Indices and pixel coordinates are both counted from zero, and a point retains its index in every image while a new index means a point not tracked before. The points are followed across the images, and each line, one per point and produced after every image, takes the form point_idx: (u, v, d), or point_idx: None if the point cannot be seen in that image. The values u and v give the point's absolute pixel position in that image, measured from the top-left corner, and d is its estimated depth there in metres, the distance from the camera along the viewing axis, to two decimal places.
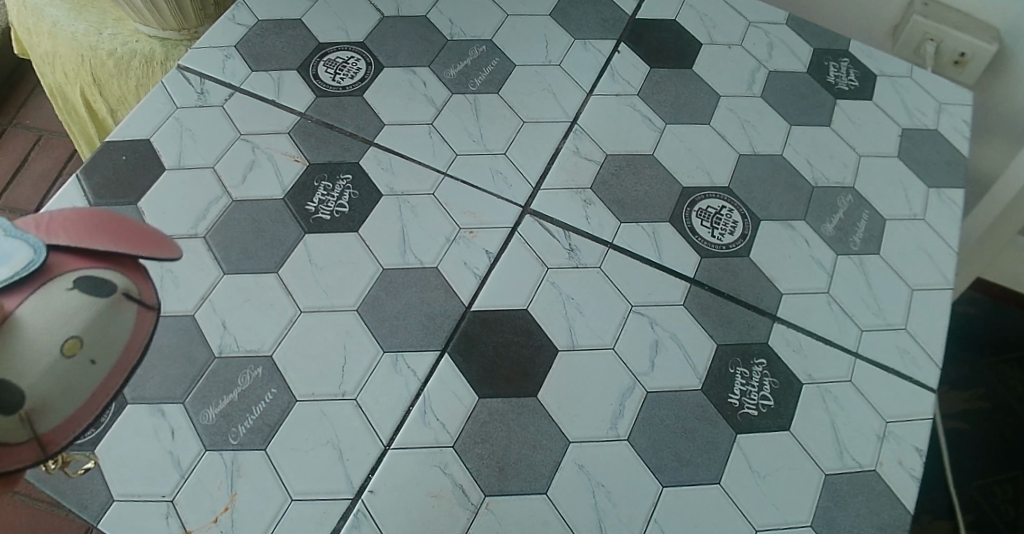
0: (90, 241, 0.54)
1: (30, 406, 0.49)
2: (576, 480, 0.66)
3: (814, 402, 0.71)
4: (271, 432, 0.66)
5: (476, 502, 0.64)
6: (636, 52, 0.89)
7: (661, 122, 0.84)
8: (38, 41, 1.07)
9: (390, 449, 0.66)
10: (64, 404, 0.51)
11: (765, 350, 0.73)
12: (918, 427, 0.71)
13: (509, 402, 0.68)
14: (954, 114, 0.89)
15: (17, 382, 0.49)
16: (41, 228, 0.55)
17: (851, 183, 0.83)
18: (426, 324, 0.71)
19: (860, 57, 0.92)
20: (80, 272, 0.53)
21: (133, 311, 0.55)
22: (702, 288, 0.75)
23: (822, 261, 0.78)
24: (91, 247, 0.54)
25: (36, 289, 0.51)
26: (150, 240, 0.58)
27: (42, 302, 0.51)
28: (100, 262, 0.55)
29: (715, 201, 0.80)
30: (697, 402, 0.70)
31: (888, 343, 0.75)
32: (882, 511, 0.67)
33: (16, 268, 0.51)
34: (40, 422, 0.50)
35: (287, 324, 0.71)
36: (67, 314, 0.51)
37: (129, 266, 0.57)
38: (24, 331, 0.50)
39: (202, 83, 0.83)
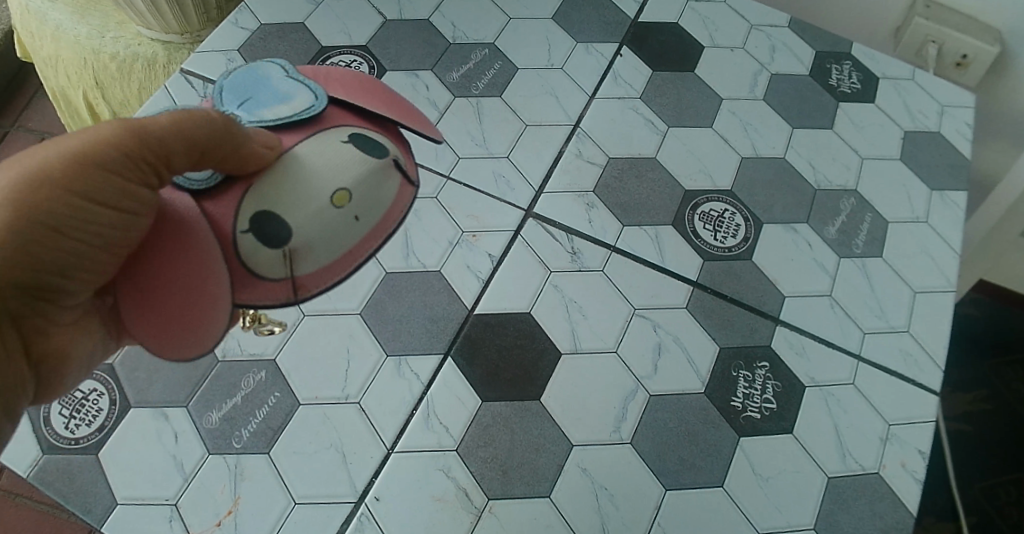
0: (359, 100, 0.55)
1: (296, 243, 0.49)
2: (580, 483, 0.66)
3: (817, 405, 0.71)
4: (274, 435, 0.66)
5: (479, 505, 0.64)
6: (638, 55, 0.89)
7: (664, 125, 0.85)
8: (40, 44, 1.07)
9: (394, 453, 0.66)
10: (324, 249, 0.50)
11: (768, 353, 0.73)
12: (921, 430, 0.71)
13: (512, 405, 0.68)
14: (957, 116, 0.89)
15: (286, 217, 0.49)
16: (322, 81, 0.55)
17: (853, 186, 0.83)
18: (429, 327, 0.71)
19: (862, 59, 0.92)
20: (351, 126, 0.53)
21: (399, 177, 0.54)
22: (705, 291, 0.75)
23: (824, 264, 0.78)
24: (361, 108, 0.54)
25: (309, 134, 0.51)
26: (411, 114, 0.58)
27: (319, 145, 0.51)
28: (367, 121, 0.55)
29: (718, 203, 0.80)
30: (700, 405, 0.70)
31: (891, 346, 0.75)
32: (885, 514, 0.67)
33: (295, 109, 0.52)
34: (302, 262, 0.50)
35: (290, 327, 0.71)
36: (343, 164, 0.50)
37: (392, 132, 0.57)
38: (305, 168, 0.50)
39: (206, 87, 0.82)
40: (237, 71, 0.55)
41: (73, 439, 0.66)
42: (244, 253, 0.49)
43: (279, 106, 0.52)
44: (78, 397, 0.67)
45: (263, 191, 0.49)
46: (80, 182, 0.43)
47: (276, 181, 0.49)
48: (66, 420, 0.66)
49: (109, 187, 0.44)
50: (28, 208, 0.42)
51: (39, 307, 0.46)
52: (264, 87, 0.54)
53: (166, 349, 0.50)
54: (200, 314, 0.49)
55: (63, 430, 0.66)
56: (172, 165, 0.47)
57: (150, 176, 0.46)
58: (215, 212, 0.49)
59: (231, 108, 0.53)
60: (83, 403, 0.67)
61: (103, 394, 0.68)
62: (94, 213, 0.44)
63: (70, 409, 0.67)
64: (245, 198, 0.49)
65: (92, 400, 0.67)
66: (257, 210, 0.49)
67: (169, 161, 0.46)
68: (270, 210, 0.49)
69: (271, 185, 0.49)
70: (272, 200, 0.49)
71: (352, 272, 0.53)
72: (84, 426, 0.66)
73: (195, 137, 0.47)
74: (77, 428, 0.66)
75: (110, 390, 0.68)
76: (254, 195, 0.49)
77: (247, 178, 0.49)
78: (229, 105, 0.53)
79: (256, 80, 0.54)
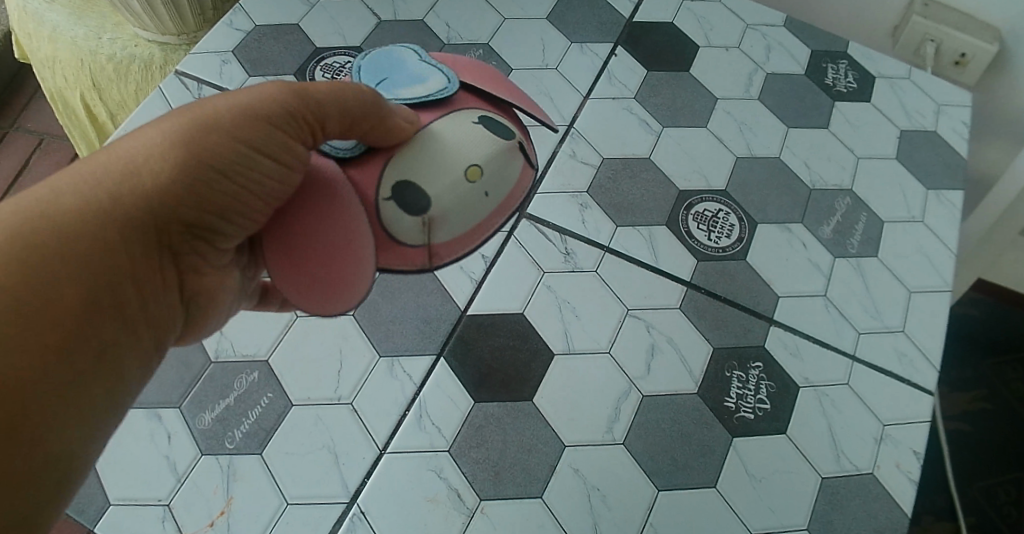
0: (486, 84, 0.54)
1: (434, 213, 0.50)
2: (572, 484, 0.66)
3: (810, 405, 0.71)
4: (267, 436, 0.66)
5: (471, 506, 0.64)
6: (633, 55, 0.89)
7: (658, 125, 0.84)
8: (38, 46, 1.07)
9: (386, 453, 0.66)
10: (458, 220, 0.51)
11: (761, 353, 0.73)
12: (916, 430, 0.71)
13: (505, 406, 0.68)
14: (953, 116, 0.89)
15: (425, 187, 0.50)
16: (452, 65, 0.55)
17: (849, 185, 0.83)
18: (422, 328, 0.72)
19: (858, 58, 0.92)
20: (480, 108, 0.53)
21: (523, 157, 0.54)
22: (699, 291, 0.75)
23: (819, 264, 0.78)
24: (490, 93, 0.54)
25: (441, 113, 0.51)
26: (531, 105, 0.56)
27: (453, 125, 0.51)
28: (493, 105, 0.54)
29: (712, 203, 0.80)
30: (693, 405, 0.70)
31: (885, 346, 0.75)
32: (879, 514, 0.67)
33: (430, 89, 0.52)
34: (439, 230, 0.51)
35: (283, 328, 0.71)
36: (474, 139, 0.51)
37: (512, 117, 0.56)
38: (442, 142, 0.50)
39: (200, 88, 0.83)
40: (375, 51, 0.56)
41: None
42: (386, 221, 0.50)
43: (415, 85, 0.52)
44: None
45: (403, 164, 0.49)
46: (247, 129, 0.46)
47: (416, 154, 0.50)
48: None
49: (272, 138, 0.46)
50: (199, 145, 0.45)
51: (199, 246, 0.48)
52: (397, 68, 0.54)
53: (312, 306, 0.50)
54: (344, 277, 0.49)
55: None
56: (325, 128, 0.48)
57: (306, 135, 0.48)
58: (358, 180, 0.49)
59: (367, 87, 0.53)
60: None
61: None
62: (259, 160, 0.46)
63: None
64: (387, 169, 0.49)
65: None
66: (398, 180, 0.49)
67: (326, 123, 0.48)
68: (409, 181, 0.49)
69: (411, 157, 0.50)
70: (411, 172, 0.49)
71: (477, 243, 0.54)
72: None
73: (348, 111, 0.47)
74: None
75: None
76: (396, 166, 0.49)
77: (390, 148, 0.49)
78: (365, 83, 0.53)
79: (392, 61, 0.54)
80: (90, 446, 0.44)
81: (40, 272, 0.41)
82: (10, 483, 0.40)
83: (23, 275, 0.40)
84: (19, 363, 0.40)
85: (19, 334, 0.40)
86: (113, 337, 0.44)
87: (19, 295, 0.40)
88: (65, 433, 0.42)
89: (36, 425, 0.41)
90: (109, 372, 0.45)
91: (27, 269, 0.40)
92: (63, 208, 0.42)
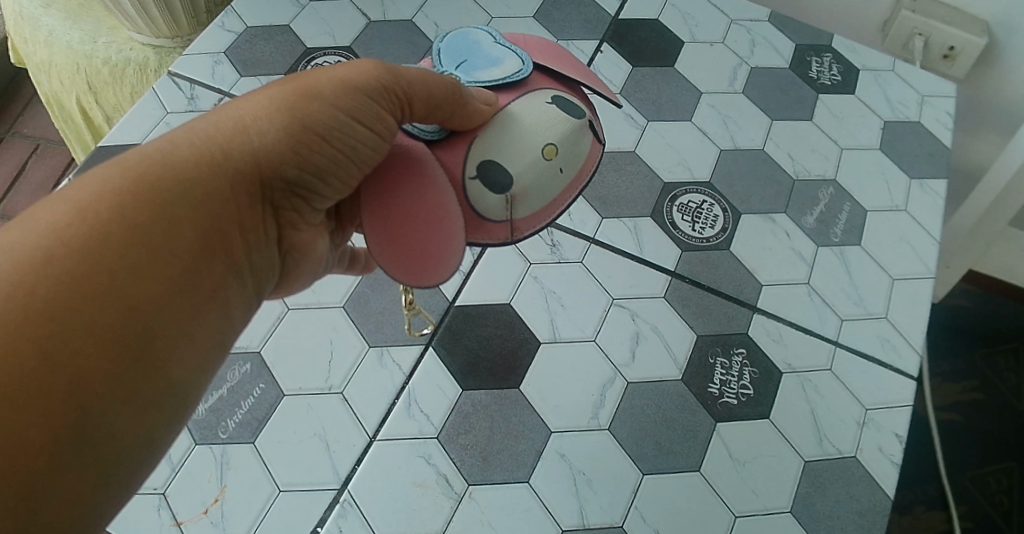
0: (555, 65, 0.58)
1: (517, 190, 0.54)
2: (558, 469, 0.67)
3: (793, 390, 0.72)
4: (259, 426, 0.68)
5: (459, 491, 0.66)
6: (619, 51, 0.91)
7: (643, 119, 0.86)
8: (34, 50, 1.09)
9: (375, 441, 0.67)
10: (537, 196, 0.55)
11: (745, 340, 0.74)
12: (898, 414, 0.72)
13: (492, 394, 0.70)
14: (937, 107, 0.90)
15: (508, 164, 0.53)
16: (522, 47, 0.59)
17: (832, 176, 0.84)
18: (411, 319, 0.73)
19: (842, 52, 0.93)
20: (552, 89, 0.57)
21: (592, 134, 0.58)
22: (683, 280, 0.77)
23: (802, 253, 0.79)
24: (558, 73, 0.58)
25: (518, 94, 0.55)
26: (590, 79, 0.60)
27: (529, 106, 0.54)
28: (563, 85, 0.58)
29: (696, 195, 0.81)
30: (678, 392, 0.71)
31: (868, 332, 0.76)
32: (862, 496, 0.68)
33: (507, 73, 0.55)
34: (521, 206, 0.54)
35: (275, 321, 0.73)
36: (550, 120, 0.54)
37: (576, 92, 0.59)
38: (520, 124, 0.54)
39: (192, 88, 0.85)
40: (450, 34, 0.59)
41: None
42: (472, 198, 0.53)
43: (493, 69, 0.56)
44: None
45: (487, 143, 0.53)
46: (345, 99, 0.48)
47: (496, 134, 0.53)
48: None
49: (366, 109, 0.48)
50: (304, 111, 0.47)
51: (298, 203, 0.51)
52: (474, 52, 0.57)
53: (401, 277, 0.52)
54: (434, 249, 0.51)
55: None
56: (413, 107, 0.50)
57: (397, 110, 0.50)
58: (444, 161, 0.53)
59: (448, 69, 0.56)
60: None
61: None
62: (356, 129, 0.48)
63: None
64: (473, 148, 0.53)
65: None
66: (482, 159, 0.53)
67: (415, 100, 0.50)
68: (490, 160, 0.53)
69: (491, 138, 0.53)
70: (494, 150, 0.53)
71: (554, 218, 0.58)
72: None
73: (433, 92, 0.50)
74: None
75: None
76: (481, 145, 0.53)
77: (473, 130, 0.53)
78: (446, 66, 0.56)
79: (469, 45, 0.58)
80: (203, 379, 0.46)
81: (167, 211, 0.43)
82: (141, 414, 0.42)
83: (152, 209, 0.42)
84: (148, 290, 0.42)
85: (152, 262, 0.42)
86: (226, 279, 0.46)
87: (149, 230, 0.42)
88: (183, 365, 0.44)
89: (162, 350, 0.42)
90: (221, 311, 0.46)
91: (155, 212, 0.43)
92: (183, 157, 0.45)
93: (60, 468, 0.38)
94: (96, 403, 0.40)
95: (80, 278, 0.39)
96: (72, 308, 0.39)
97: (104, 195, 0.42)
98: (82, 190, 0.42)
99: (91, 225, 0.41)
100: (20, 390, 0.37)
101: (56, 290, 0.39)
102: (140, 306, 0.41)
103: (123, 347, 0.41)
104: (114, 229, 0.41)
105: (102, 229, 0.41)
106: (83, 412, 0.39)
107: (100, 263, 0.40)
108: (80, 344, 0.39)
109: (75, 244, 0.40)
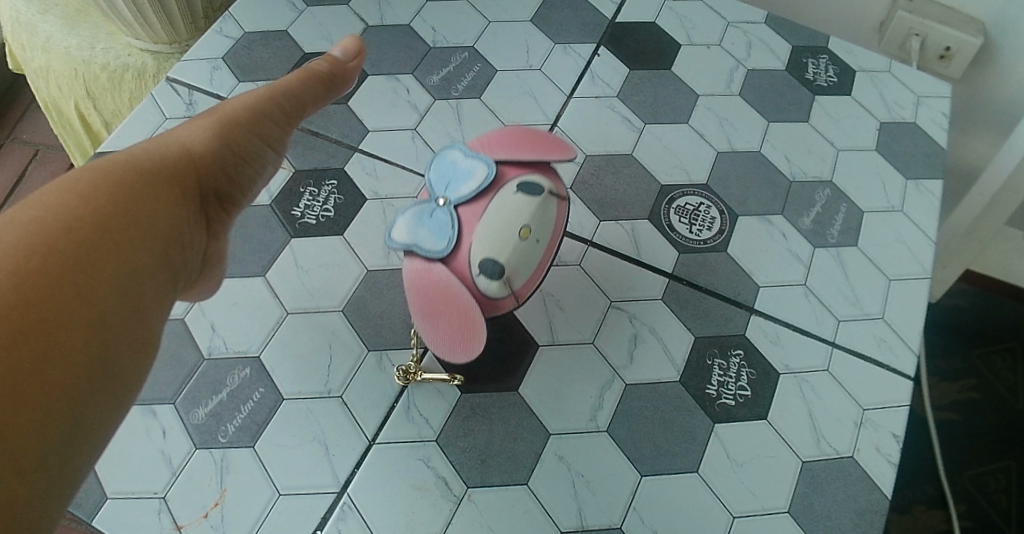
0: (518, 152, 0.68)
1: (509, 271, 0.64)
2: (556, 471, 0.67)
3: (791, 391, 0.72)
4: (259, 429, 0.68)
5: (458, 493, 0.66)
6: (616, 54, 0.91)
7: (640, 122, 0.86)
8: (32, 57, 1.10)
9: (375, 444, 0.68)
10: (528, 270, 0.65)
11: (742, 342, 0.74)
12: (895, 414, 0.72)
13: (491, 397, 0.70)
14: (933, 107, 0.91)
15: (498, 248, 0.63)
16: (488, 150, 0.69)
17: (829, 177, 0.85)
18: (409, 323, 0.73)
19: (838, 53, 0.94)
20: (518, 177, 0.67)
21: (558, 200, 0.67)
22: (680, 282, 0.77)
23: (799, 254, 0.80)
24: (524, 160, 0.68)
25: (495, 191, 0.66)
26: (554, 145, 0.70)
27: (504, 204, 0.65)
28: (531, 167, 0.69)
29: (693, 197, 0.82)
30: (675, 393, 0.71)
31: (865, 333, 0.76)
32: (860, 496, 0.68)
33: (480, 182, 0.66)
34: (517, 282, 0.64)
35: (274, 326, 0.73)
36: (521, 206, 0.65)
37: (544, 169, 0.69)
38: (500, 211, 0.65)
39: (190, 94, 0.85)
40: (433, 163, 0.70)
41: None
42: (480, 287, 0.63)
43: (469, 182, 0.66)
44: None
45: (484, 245, 0.64)
46: (261, 123, 0.62)
47: (496, 223, 0.64)
48: None
49: (268, 127, 0.63)
50: (263, 133, 0.62)
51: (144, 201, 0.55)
52: (456, 172, 0.68)
53: (442, 350, 0.63)
54: (465, 332, 0.62)
55: None
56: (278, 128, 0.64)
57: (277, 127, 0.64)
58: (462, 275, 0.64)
59: (437, 194, 0.67)
60: None
61: None
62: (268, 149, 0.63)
63: None
64: (476, 264, 0.63)
65: None
66: (481, 256, 0.63)
67: (299, 107, 0.65)
68: (492, 260, 0.63)
69: (488, 240, 0.63)
70: (493, 251, 0.63)
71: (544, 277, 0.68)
72: None
73: (313, 93, 0.65)
74: None
75: None
76: (479, 249, 0.64)
77: None
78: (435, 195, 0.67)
79: (449, 166, 0.68)
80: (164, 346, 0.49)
81: (132, 201, 0.49)
82: (136, 366, 0.46)
83: (123, 195, 0.49)
84: (132, 260, 0.47)
85: (135, 234, 0.48)
86: (178, 263, 0.52)
87: (124, 210, 0.48)
88: (125, 359, 0.45)
89: (146, 315, 0.47)
90: (175, 288, 0.51)
91: (125, 199, 0.49)
92: (139, 169, 0.52)
93: (79, 397, 0.42)
94: (104, 348, 0.44)
95: (80, 242, 0.44)
96: (80, 266, 0.44)
97: (82, 186, 0.47)
98: (37, 191, 0.46)
99: (85, 202, 0.46)
100: (45, 327, 0.41)
101: (61, 251, 0.43)
102: (127, 273, 0.46)
103: (122, 303, 0.45)
104: (102, 207, 0.47)
105: (92, 206, 0.47)
106: (85, 376, 0.42)
107: (95, 234, 0.45)
108: (91, 296, 0.43)
109: (72, 219, 0.45)
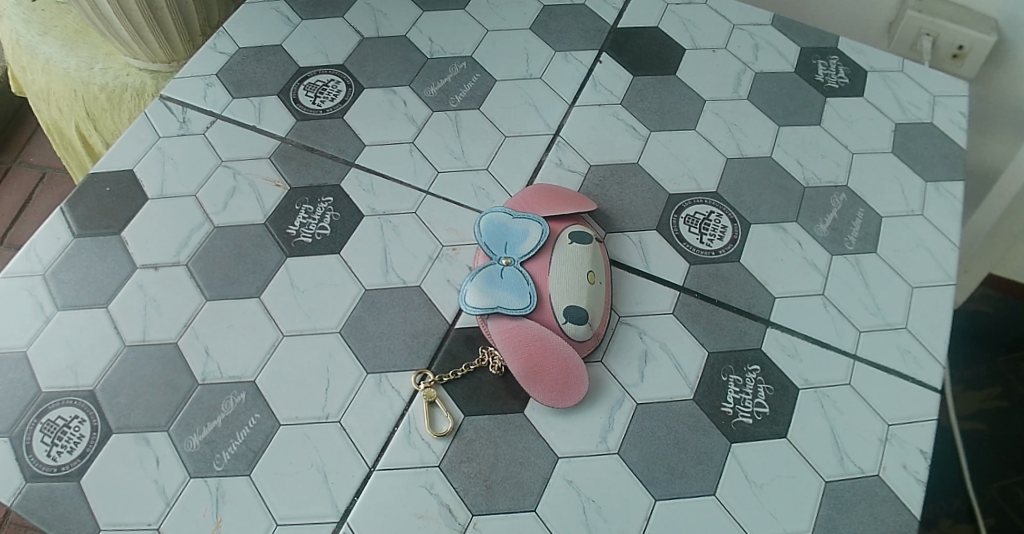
0: (557, 207, 0.74)
1: (593, 315, 0.69)
2: (566, 497, 0.64)
3: (811, 407, 0.69)
4: (255, 457, 0.65)
5: (463, 521, 0.63)
6: (618, 60, 0.88)
7: (645, 129, 0.83)
8: (32, 79, 1.09)
9: (375, 471, 0.65)
10: (599, 308, 0.70)
11: (758, 356, 0.71)
12: (923, 429, 0.68)
13: (496, 419, 0.67)
14: (950, 107, 0.87)
15: (578, 300, 0.69)
16: (529, 206, 0.74)
17: (844, 182, 0.81)
18: (409, 343, 0.70)
19: (848, 53, 0.91)
20: (566, 229, 0.73)
21: (600, 245, 0.74)
22: (691, 295, 0.74)
23: (816, 263, 0.76)
24: (563, 213, 0.74)
25: (554, 246, 0.71)
26: (574, 199, 0.75)
27: (569, 255, 0.71)
28: (571, 218, 0.74)
29: (704, 206, 0.79)
30: (689, 412, 0.68)
31: (888, 343, 0.72)
32: (888, 517, 0.65)
33: (537, 240, 0.71)
34: (594, 324, 0.69)
35: (269, 349, 0.70)
36: (580, 255, 0.71)
37: (577, 216, 0.75)
38: (566, 262, 0.70)
39: (184, 112, 0.83)
40: (480, 227, 0.73)
41: (55, 467, 0.65)
42: (569, 334, 0.68)
43: (526, 241, 0.71)
44: (60, 424, 0.67)
45: (562, 293, 0.69)
46: None
47: (557, 279, 0.69)
48: (48, 448, 0.66)
49: None
50: None
51: None
52: (508, 232, 0.72)
53: (554, 401, 0.66)
54: (570, 378, 0.67)
55: (45, 457, 0.65)
56: None
57: None
58: (543, 325, 0.68)
59: (498, 258, 0.71)
60: (64, 430, 0.67)
61: (85, 420, 0.67)
62: None
63: (52, 436, 0.66)
64: (560, 312, 0.68)
65: (74, 427, 0.67)
66: (565, 305, 0.68)
67: None
68: (568, 311, 0.68)
69: (562, 293, 0.69)
70: (570, 301, 0.68)
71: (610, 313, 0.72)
72: (66, 453, 0.66)
73: None
74: (58, 456, 0.65)
75: (92, 417, 0.67)
76: (560, 298, 0.68)
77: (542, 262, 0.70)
78: (496, 257, 0.71)
79: (499, 230, 0.72)
80: None
81: None
82: None
83: None
84: None
85: None
86: None
87: None
88: None
89: None
90: None
91: None
92: None
93: None
94: None
95: None
96: None
97: None
98: None
99: None
100: None
101: None
102: None
103: None
104: None
105: None
106: None
107: None
108: None
109: None
